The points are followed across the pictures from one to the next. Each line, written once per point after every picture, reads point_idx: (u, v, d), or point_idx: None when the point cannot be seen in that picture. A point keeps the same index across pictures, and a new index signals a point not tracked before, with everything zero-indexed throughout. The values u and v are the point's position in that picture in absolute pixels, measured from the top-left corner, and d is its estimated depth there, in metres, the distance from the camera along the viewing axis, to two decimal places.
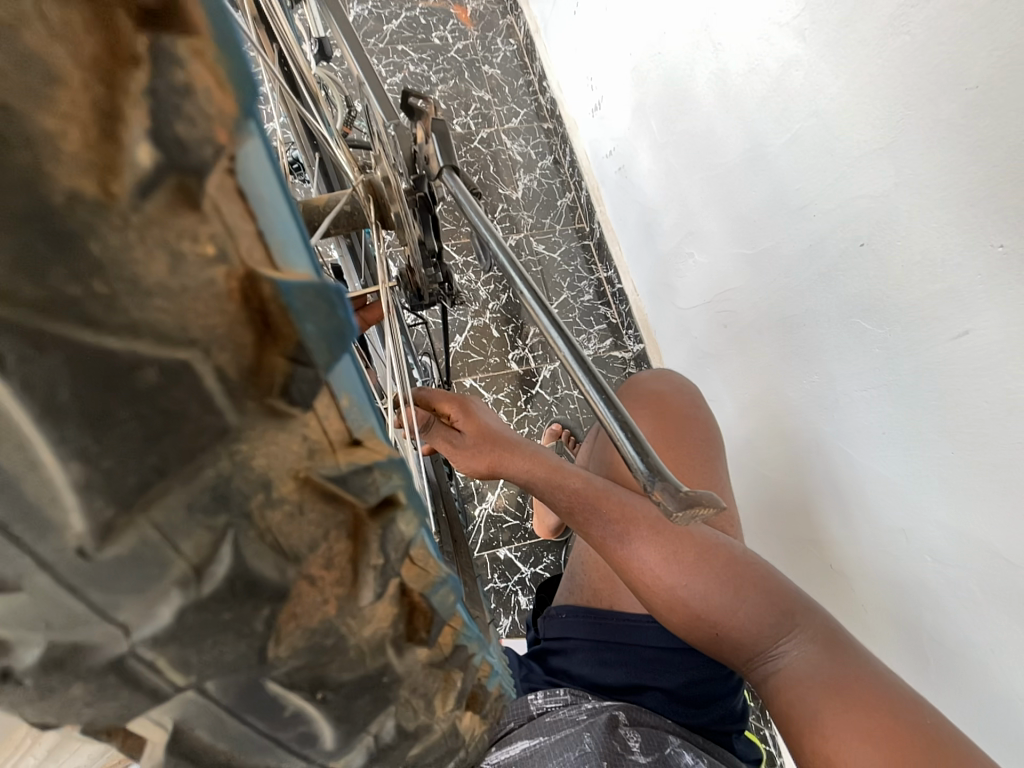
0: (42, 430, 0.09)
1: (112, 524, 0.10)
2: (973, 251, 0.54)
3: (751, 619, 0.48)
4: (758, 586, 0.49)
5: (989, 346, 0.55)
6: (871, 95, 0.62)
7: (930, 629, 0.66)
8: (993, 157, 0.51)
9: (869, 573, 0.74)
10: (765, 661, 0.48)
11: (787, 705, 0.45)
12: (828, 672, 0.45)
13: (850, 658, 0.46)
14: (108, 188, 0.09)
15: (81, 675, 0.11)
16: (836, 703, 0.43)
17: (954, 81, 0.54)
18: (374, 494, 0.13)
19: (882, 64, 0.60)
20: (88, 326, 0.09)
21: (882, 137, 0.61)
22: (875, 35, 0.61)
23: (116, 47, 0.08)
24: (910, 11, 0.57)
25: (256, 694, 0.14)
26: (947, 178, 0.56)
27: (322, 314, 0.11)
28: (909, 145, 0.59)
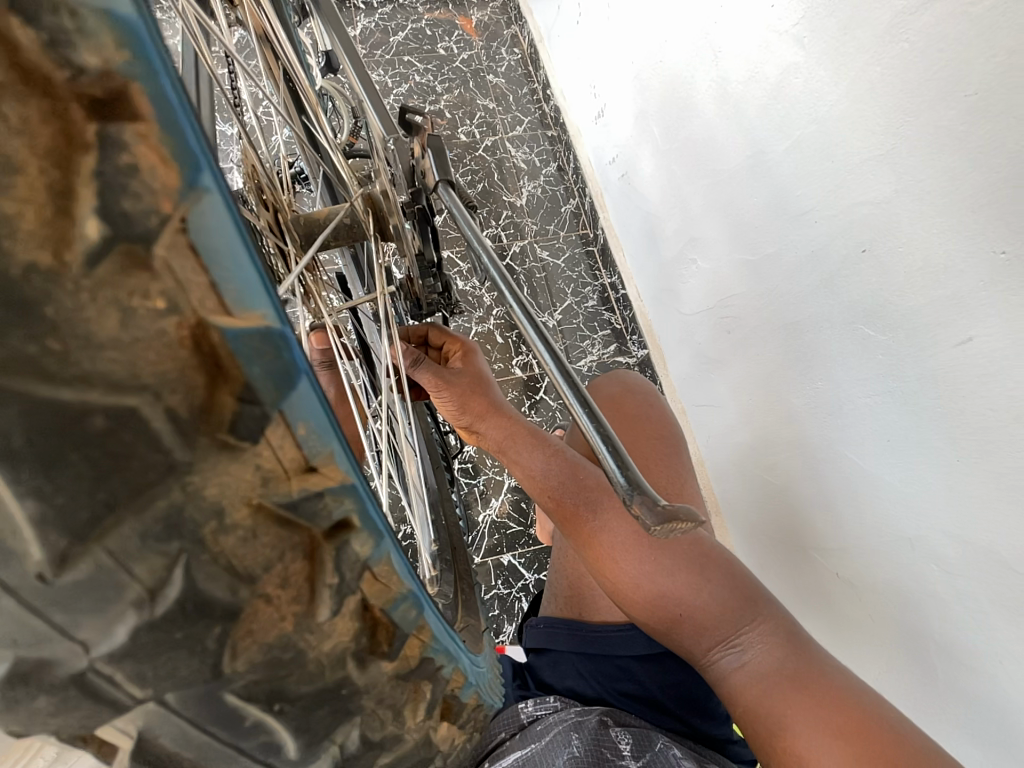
0: (5, 472, 0.10)
1: (67, 554, 0.11)
2: (976, 258, 0.55)
3: (714, 603, 0.52)
4: (722, 572, 0.53)
5: (992, 353, 0.55)
6: (871, 101, 0.62)
7: (936, 636, 0.66)
8: (994, 163, 0.52)
9: (873, 581, 0.73)
10: (727, 651, 0.51)
11: (749, 695, 0.49)
12: (786, 662, 0.49)
13: (804, 649, 0.50)
14: (62, 257, 0.10)
15: (44, 690, 0.12)
16: (793, 689, 0.48)
17: (950, 88, 0.55)
18: (327, 519, 0.15)
19: (881, 70, 0.61)
20: (44, 380, 0.10)
21: (883, 143, 0.62)
22: (873, 40, 0.61)
23: (68, 134, 0.09)
24: (907, 19, 0.58)
25: (218, 704, 0.15)
26: (948, 183, 0.56)
27: (268, 356, 0.12)
28: (908, 152, 0.59)
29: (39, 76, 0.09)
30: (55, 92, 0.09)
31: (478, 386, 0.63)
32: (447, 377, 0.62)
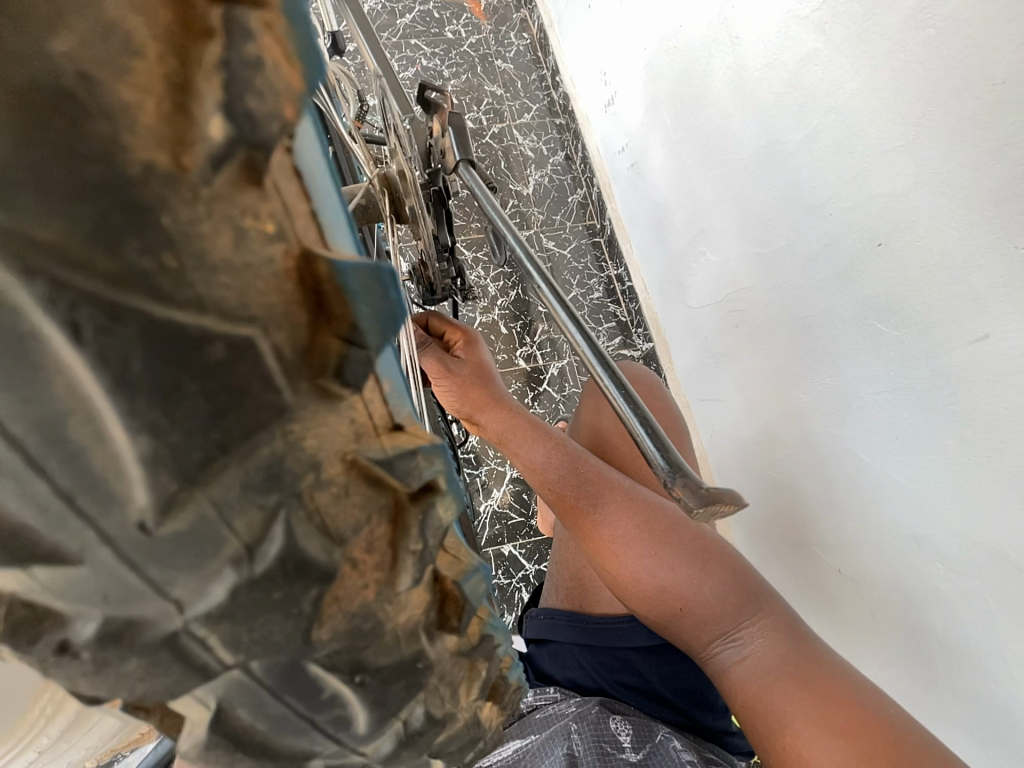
0: (111, 405, 0.09)
1: (174, 500, 0.10)
2: (994, 253, 0.53)
3: (715, 597, 0.51)
4: (724, 567, 0.53)
5: (1008, 350, 0.54)
6: (891, 93, 0.61)
7: (938, 633, 0.66)
8: (1015, 156, 0.50)
9: (874, 577, 0.73)
10: (727, 644, 0.50)
11: (748, 689, 0.48)
12: (787, 658, 0.48)
13: (807, 646, 0.49)
14: (180, 160, 0.09)
15: (135, 652, 0.11)
16: (793, 686, 0.47)
17: (973, 80, 0.53)
18: (417, 480, 0.14)
19: (904, 59, 0.59)
20: (157, 301, 0.09)
21: (903, 134, 0.60)
22: (897, 30, 0.59)
23: (189, 19, 0.08)
24: (934, 5, 0.56)
25: (301, 674, 0.14)
26: (969, 176, 0.55)
27: (374, 297, 0.11)
28: (929, 144, 0.58)
29: None
30: None
31: (483, 376, 0.62)
32: (449, 365, 0.60)
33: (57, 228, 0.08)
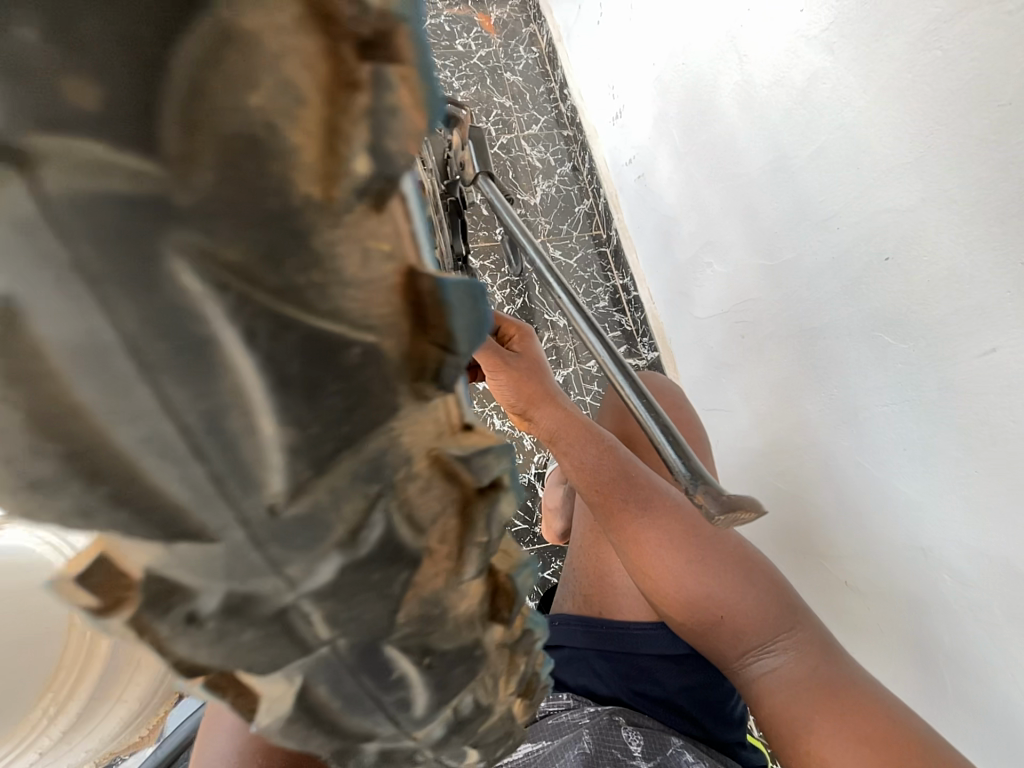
0: (269, 400, 0.10)
1: (303, 486, 0.11)
2: (1002, 269, 0.55)
3: (756, 610, 0.53)
4: (765, 581, 0.54)
5: (1014, 365, 0.55)
6: (901, 108, 0.62)
7: (947, 646, 0.66)
8: (1019, 176, 0.52)
9: (880, 587, 0.74)
10: (761, 656, 0.53)
11: (778, 697, 0.51)
12: (817, 673, 0.51)
13: (837, 659, 0.51)
14: (329, 191, 0.10)
15: (252, 624, 0.12)
16: (821, 699, 0.49)
17: (978, 101, 0.55)
18: (486, 477, 0.15)
19: (912, 77, 0.61)
20: (304, 313, 0.10)
21: (911, 150, 0.62)
22: (904, 49, 0.61)
23: (342, 72, 0.09)
24: (941, 28, 0.57)
25: (378, 656, 0.15)
26: (976, 194, 0.56)
27: (468, 308, 0.12)
28: (935, 163, 0.59)
29: (323, 14, 0.09)
30: (336, 30, 0.09)
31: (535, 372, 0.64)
32: (506, 358, 0.62)
33: (235, 249, 0.09)
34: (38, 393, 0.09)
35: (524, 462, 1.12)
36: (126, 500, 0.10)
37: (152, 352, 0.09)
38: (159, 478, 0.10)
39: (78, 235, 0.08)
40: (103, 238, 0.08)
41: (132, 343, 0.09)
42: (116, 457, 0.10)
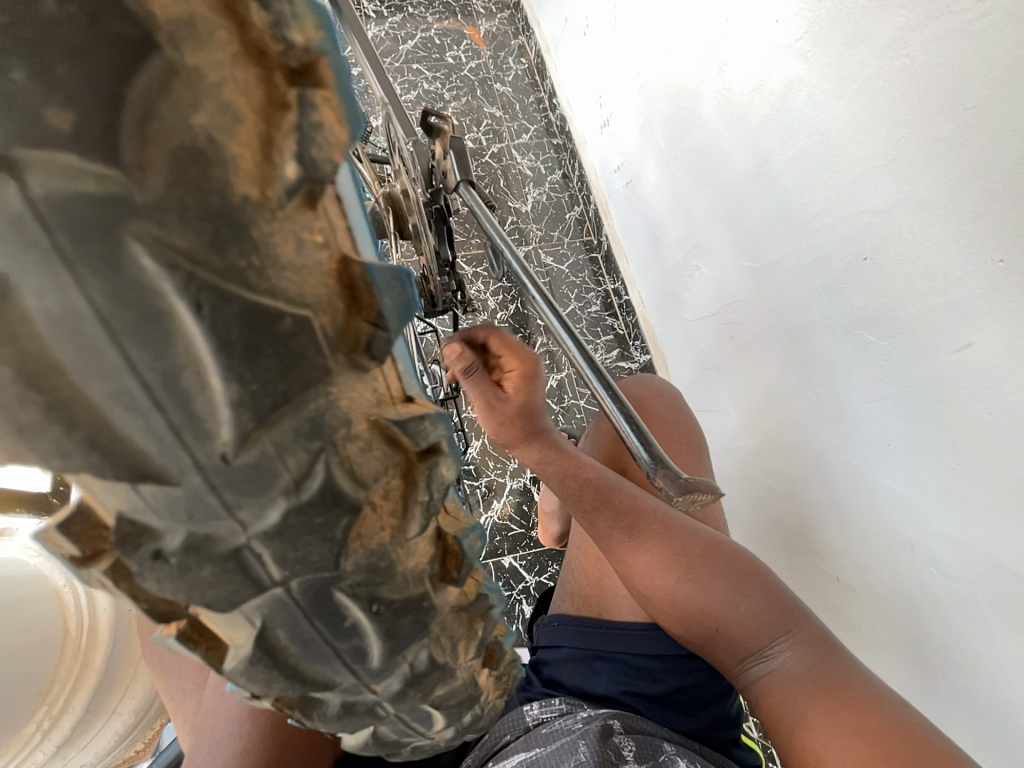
0: (217, 360, 0.12)
1: (249, 434, 0.13)
2: (974, 264, 0.57)
3: (750, 617, 0.54)
4: (758, 586, 0.55)
5: (992, 357, 0.57)
6: (877, 116, 0.65)
7: (941, 643, 0.68)
8: (990, 173, 0.55)
9: (876, 588, 0.76)
10: (760, 660, 0.54)
11: (777, 699, 0.52)
12: (815, 671, 0.52)
13: (835, 658, 0.53)
14: (265, 192, 0.12)
15: (211, 561, 0.14)
16: (819, 697, 0.50)
17: (950, 101, 0.57)
18: (424, 441, 0.17)
19: (884, 83, 0.63)
20: (245, 289, 0.12)
21: (884, 153, 0.64)
22: (877, 54, 0.64)
23: (273, 97, 0.12)
24: (908, 35, 0.60)
25: (335, 601, 0.17)
26: (950, 194, 0.59)
27: (395, 290, 0.14)
28: (910, 163, 0.62)
29: (257, 50, 0.11)
30: (269, 62, 0.12)
31: (528, 405, 0.57)
32: (496, 399, 0.55)
33: (185, 234, 0.11)
34: (24, 352, 0.11)
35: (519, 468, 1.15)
36: (99, 445, 0.12)
37: (119, 317, 0.11)
38: (126, 424, 0.12)
39: (52, 223, 0.10)
40: (73, 226, 0.11)
41: (100, 309, 0.11)
42: (90, 407, 0.12)
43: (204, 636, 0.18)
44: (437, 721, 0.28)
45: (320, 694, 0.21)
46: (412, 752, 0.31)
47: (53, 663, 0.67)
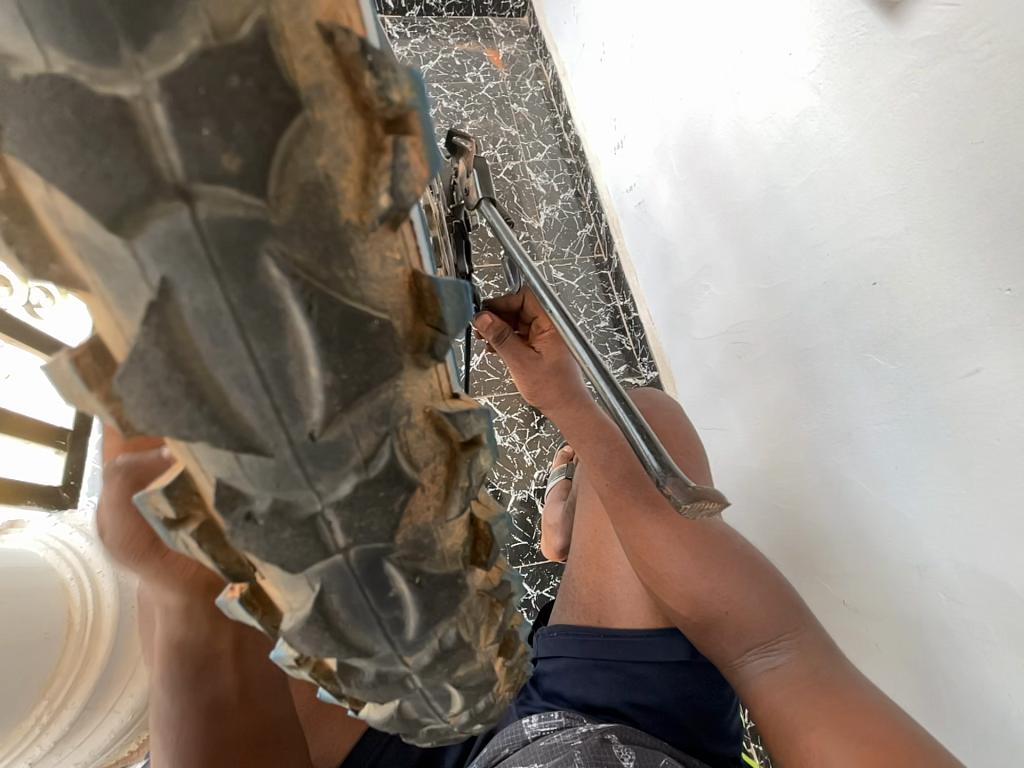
0: (316, 352, 0.15)
1: (334, 416, 0.16)
2: (981, 293, 0.59)
3: (757, 609, 0.58)
4: (768, 584, 0.59)
5: (1000, 383, 0.58)
6: (887, 144, 0.66)
7: (951, 673, 0.68)
8: (1001, 204, 0.56)
9: (881, 613, 0.77)
10: (762, 654, 0.57)
11: (774, 695, 0.54)
12: (815, 674, 0.54)
13: (837, 663, 0.55)
14: (362, 216, 0.15)
15: (291, 524, 0.17)
16: (817, 700, 0.52)
17: (958, 137, 0.59)
18: (468, 432, 0.19)
19: (894, 116, 0.65)
20: (341, 295, 0.15)
21: (897, 182, 0.66)
22: (886, 91, 0.66)
23: (373, 143, 0.15)
24: (917, 73, 0.62)
25: (385, 572, 0.20)
26: (956, 222, 0.60)
27: (455, 301, 0.17)
28: (919, 191, 0.63)
29: (365, 106, 0.14)
30: (372, 115, 0.14)
31: (559, 371, 0.68)
32: (527, 361, 0.67)
33: (302, 250, 0.14)
34: (173, 340, 0.14)
35: (524, 479, 1.19)
36: (218, 420, 0.15)
37: (244, 316, 0.14)
38: (238, 404, 0.15)
39: (204, 239, 0.13)
40: (219, 243, 0.13)
41: (232, 308, 0.14)
42: (214, 386, 0.15)
43: (261, 601, 0.21)
44: (455, 703, 0.29)
45: (358, 662, 0.23)
46: (424, 735, 0.33)
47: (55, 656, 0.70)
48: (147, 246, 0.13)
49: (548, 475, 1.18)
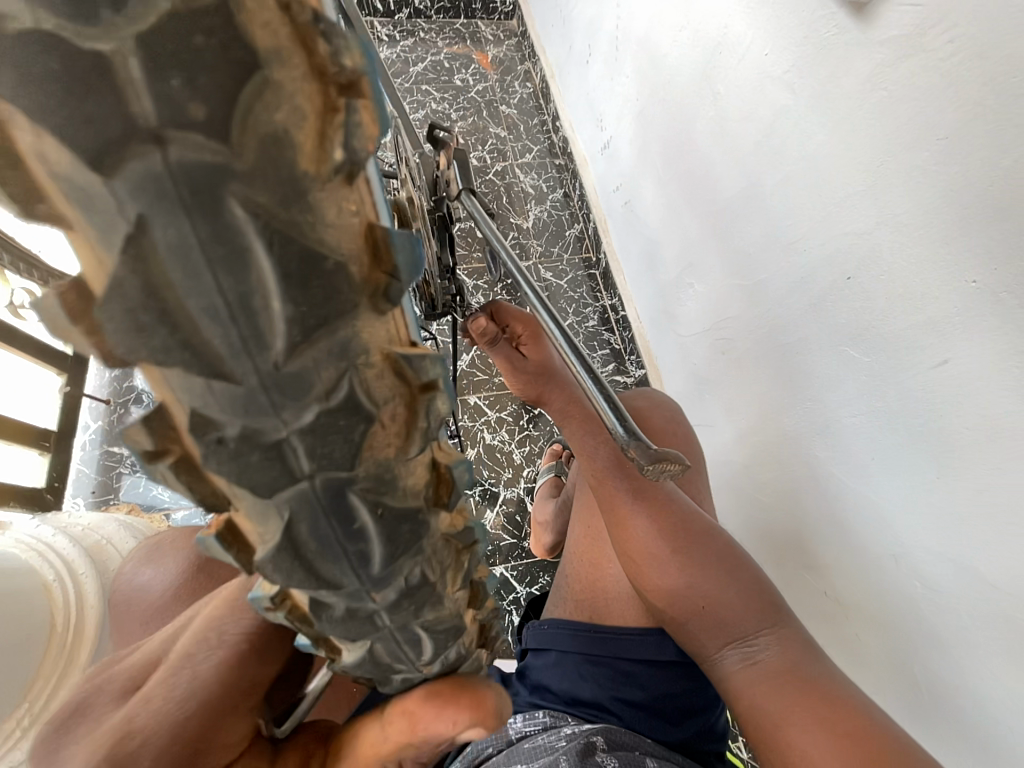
0: (279, 288, 0.17)
1: (297, 347, 0.18)
2: (950, 286, 0.61)
3: (738, 605, 0.60)
4: (749, 580, 0.61)
5: (966, 373, 0.61)
6: (859, 141, 0.69)
7: (928, 661, 0.72)
8: (964, 201, 0.58)
9: (863, 600, 0.80)
10: (740, 647, 0.59)
11: (750, 686, 0.58)
12: (790, 668, 0.57)
13: (813, 658, 0.58)
14: (319, 166, 0.17)
15: (258, 448, 0.19)
16: (791, 691, 0.56)
17: (926, 132, 0.61)
18: (424, 375, 0.21)
19: (866, 115, 0.68)
20: (302, 236, 0.17)
21: (867, 179, 0.69)
22: (859, 90, 0.68)
23: (328, 101, 0.17)
24: (886, 72, 0.65)
25: (356, 502, 0.22)
26: (924, 217, 0.63)
27: (407, 250, 0.20)
28: (892, 182, 0.66)
29: (321, 69, 0.16)
30: (327, 78, 0.16)
31: (546, 370, 0.72)
32: (516, 361, 0.73)
33: (264, 194, 0.16)
34: (148, 271, 0.16)
35: (514, 478, 1.24)
36: (192, 342, 0.17)
37: (211, 242, 0.16)
38: (205, 325, 0.17)
39: (167, 173, 0.15)
40: (181, 176, 0.15)
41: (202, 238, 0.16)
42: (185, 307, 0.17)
43: (235, 540, 0.23)
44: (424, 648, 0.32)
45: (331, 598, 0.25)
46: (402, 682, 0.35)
47: (36, 662, 0.81)
48: (124, 186, 0.15)
49: (537, 473, 1.23)
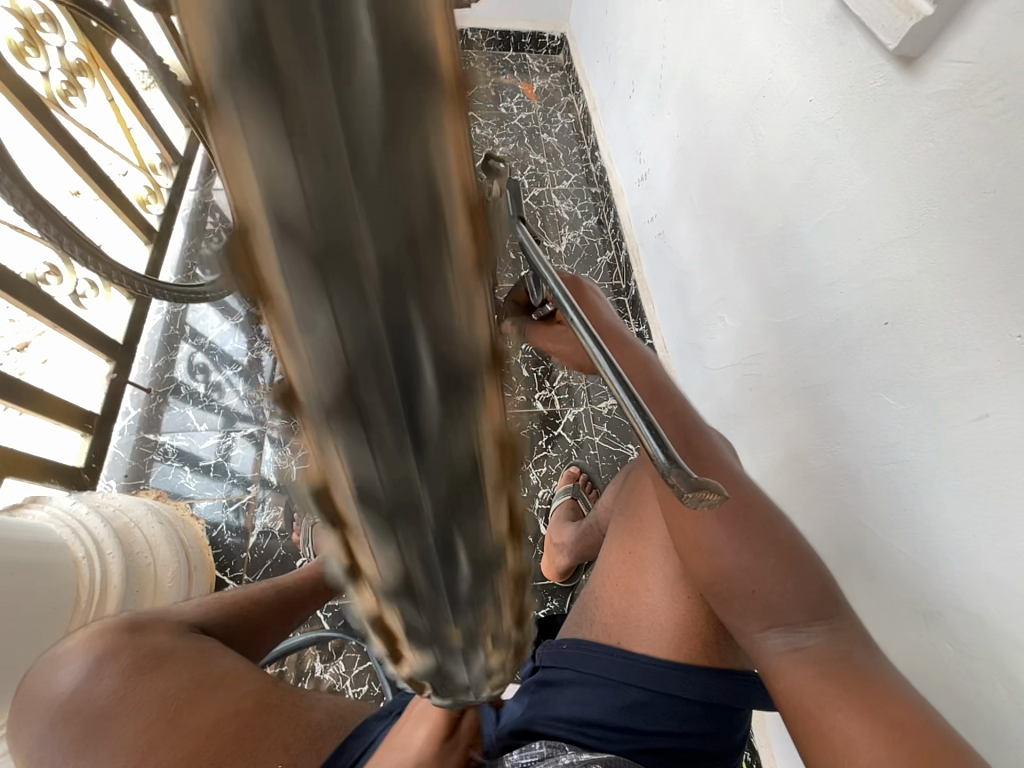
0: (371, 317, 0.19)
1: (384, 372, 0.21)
2: (994, 338, 0.61)
3: (793, 595, 0.59)
4: (806, 572, 0.60)
5: (1007, 428, 0.60)
6: (901, 190, 0.70)
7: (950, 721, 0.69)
8: (1008, 255, 0.58)
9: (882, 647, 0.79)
10: (788, 635, 0.58)
11: (794, 673, 0.57)
12: (840, 661, 0.56)
13: (865, 651, 0.57)
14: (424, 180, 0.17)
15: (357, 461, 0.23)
16: (837, 685, 0.54)
17: (972, 185, 0.62)
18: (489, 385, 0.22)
19: (908, 164, 0.69)
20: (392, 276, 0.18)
21: (908, 228, 0.70)
22: (902, 139, 0.70)
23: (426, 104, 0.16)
24: (932, 123, 0.66)
25: (309, 127, 0.14)
26: (967, 267, 0.63)
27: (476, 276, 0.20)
28: (933, 233, 0.67)
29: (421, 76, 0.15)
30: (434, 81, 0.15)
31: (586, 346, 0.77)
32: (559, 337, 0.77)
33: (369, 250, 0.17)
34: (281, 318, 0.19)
35: (531, 496, 1.25)
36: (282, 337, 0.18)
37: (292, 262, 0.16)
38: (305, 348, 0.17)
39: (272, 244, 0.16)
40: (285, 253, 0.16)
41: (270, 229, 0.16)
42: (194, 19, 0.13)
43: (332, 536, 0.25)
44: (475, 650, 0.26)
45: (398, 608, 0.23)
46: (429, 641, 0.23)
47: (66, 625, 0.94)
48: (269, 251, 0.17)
49: (554, 493, 1.24)
